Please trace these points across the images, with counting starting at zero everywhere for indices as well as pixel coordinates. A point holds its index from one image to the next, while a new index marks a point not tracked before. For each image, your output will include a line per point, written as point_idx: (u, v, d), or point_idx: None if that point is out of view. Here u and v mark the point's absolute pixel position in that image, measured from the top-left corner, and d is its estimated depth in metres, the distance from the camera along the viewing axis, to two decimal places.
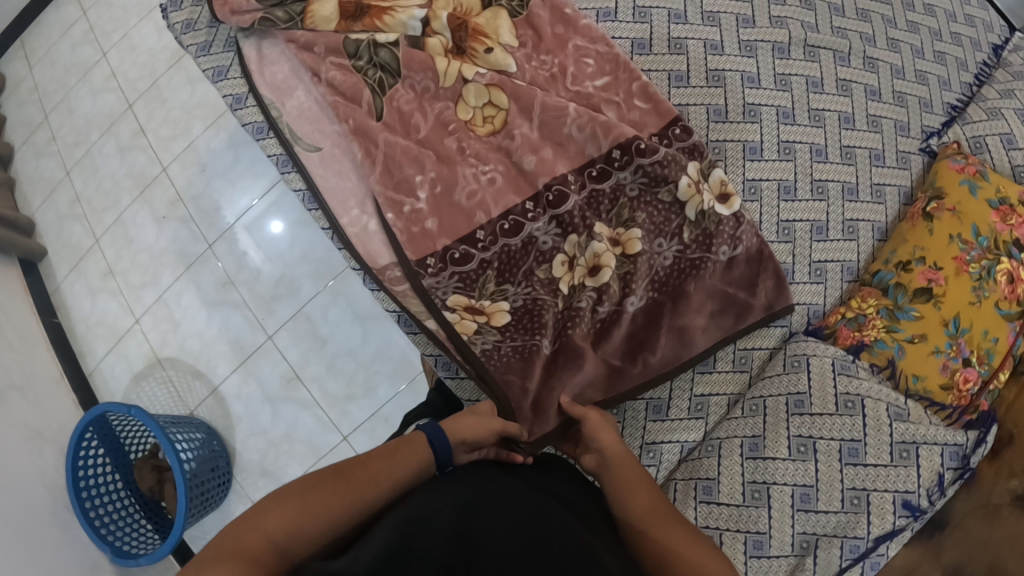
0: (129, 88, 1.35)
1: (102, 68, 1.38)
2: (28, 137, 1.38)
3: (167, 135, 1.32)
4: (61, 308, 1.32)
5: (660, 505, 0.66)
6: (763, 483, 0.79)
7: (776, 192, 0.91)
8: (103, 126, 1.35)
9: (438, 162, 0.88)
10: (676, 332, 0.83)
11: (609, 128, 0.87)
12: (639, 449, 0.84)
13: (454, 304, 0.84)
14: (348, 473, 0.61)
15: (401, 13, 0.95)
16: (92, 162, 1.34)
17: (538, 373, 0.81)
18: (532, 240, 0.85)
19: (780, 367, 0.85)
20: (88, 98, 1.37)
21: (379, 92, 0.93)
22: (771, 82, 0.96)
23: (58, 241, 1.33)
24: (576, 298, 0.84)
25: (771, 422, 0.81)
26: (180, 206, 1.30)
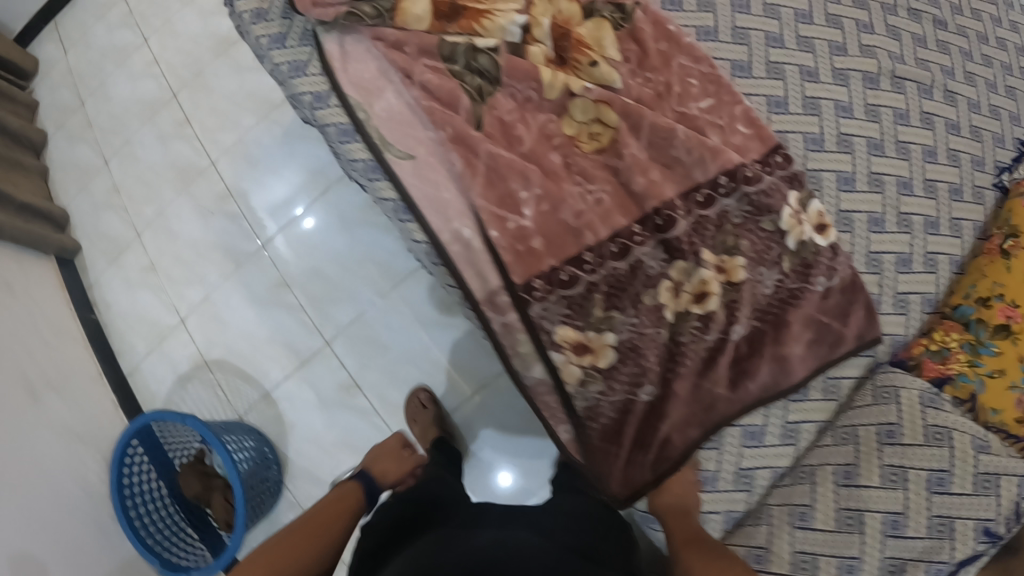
0: (172, 75, 1.28)
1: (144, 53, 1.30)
2: (60, 125, 1.32)
3: (212, 127, 1.25)
4: (101, 303, 1.27)
5: (701, 542, 0.80)
6: (856, 510, 0.81)
7: (867, 224, 0.91)
8: (144, 115, 1.28)
9: (543, 178, 0.86)
10: (776, 360, 0.85)
11: (716, 154, 0.87)
12: (734, 476, 0.86)
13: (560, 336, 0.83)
14: (303, 530, 0.86)
15: (500, 17, 0.92)
16: (131, 153, 1.27)
17: (636, 421, 0.84)
18: (640, 264, 0.85)
19: (870, 397, 0.87)
20: (125, 85, 1.30)
21: (478, 99, 0.89)
22: (863, 113, 0.95)
23: (95, 234, 1.28)
24: (682, 325, 0.84)
25: (863, 451, 0.83)
26: (227, 201, 1.23)
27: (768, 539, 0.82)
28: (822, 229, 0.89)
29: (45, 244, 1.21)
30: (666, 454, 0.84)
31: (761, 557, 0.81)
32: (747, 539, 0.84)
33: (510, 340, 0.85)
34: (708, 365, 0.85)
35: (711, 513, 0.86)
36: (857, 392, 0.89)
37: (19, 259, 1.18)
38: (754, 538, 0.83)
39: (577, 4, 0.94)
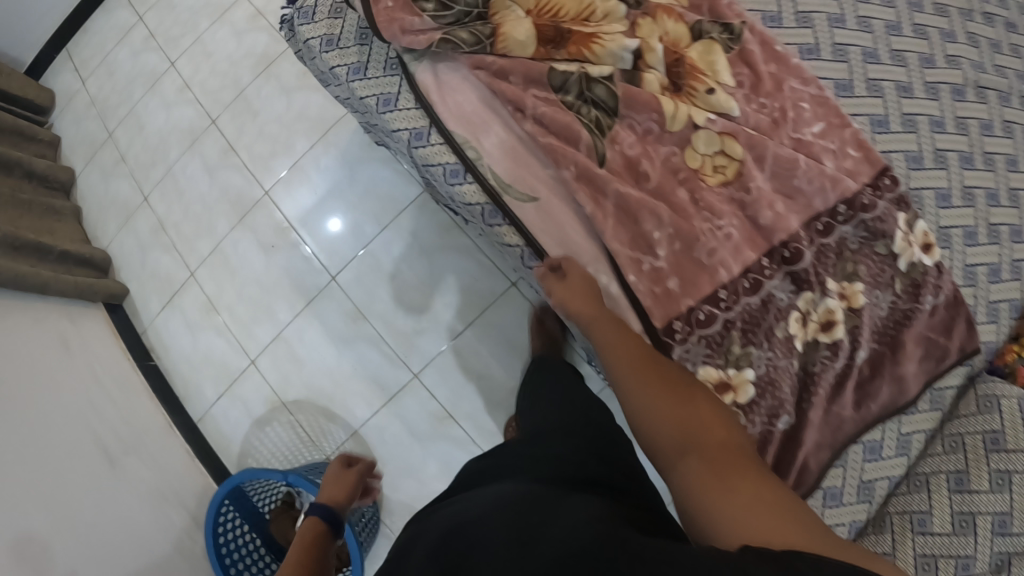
0: (206, 102, 1.37)
1: (172, 78, 1.41)
2: (90, 159, 1.45)
3: (264, 154, 1.31)
4: (159, 347, 1.34)
5: (641, 361, 0.72)
6: (969, 513, 0.85)
7: (963, 239, 0.96)
8: (182, 142, 1.37)
9: (674, 218, 0.85)
10: (894, 380, 0.89)
11: (837, 181, 0.87)
12: (857, 488, 0.90)
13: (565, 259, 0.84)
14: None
15: (611, 42, 0.88)
16: (175, 184, 1.37)
17: (773, 450, 0.85)
18: (771, 297, 0.86)
19: (975, 406, 0.91)
20: (160, 112, 1.40)
21: (599, 132, 0.86)
22: (953, 126, 0.98)
23: (142, 271, 1.38)
24: (811, 355, 0.87)
25: (972, 458, 0.88)
26: (286, 233, 1.29)
27: (891, 545, 0.87)
28: (927, 248, 0.91)
29: (91, 289, 1.29)
30: (802, 478, 0.86)
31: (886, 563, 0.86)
32: (873, 546, 0.88)
33: None
34: (836, 388, 0.87)
35: (836, 525, 0.90)
36: (960, 401, 0.93)
37: (66, 310, 1.26)
38: (880, 545, 0.88)
39: (685, 25, 0.91)
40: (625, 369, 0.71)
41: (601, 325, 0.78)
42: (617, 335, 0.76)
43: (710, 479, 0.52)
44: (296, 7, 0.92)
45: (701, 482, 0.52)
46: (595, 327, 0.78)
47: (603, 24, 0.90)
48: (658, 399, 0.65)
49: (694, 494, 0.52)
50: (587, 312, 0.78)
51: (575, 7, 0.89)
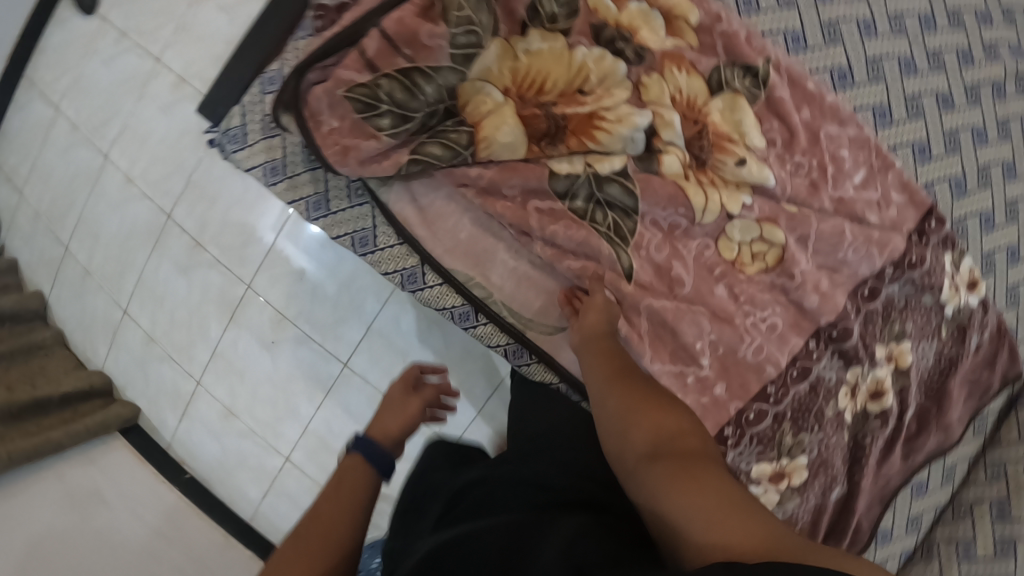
0: (160, 194, 1.20)
1: (112, 171, 1.22)
2: (55, 280, 1.28)
3: (236, 245, 1.17)
4: (189, 459, 1.23)
5: (617, 364, 0.69)
6: (1011, 539, 0.85)
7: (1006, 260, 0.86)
8: (144, 243, 1.22)
9: (713, 323, 0.77)
10: (941, 429, 0.86)
11: (885, 243, 0.77)
12: (907, 525, 0.90)
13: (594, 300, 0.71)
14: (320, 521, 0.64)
15: (619, 124, 0.73)
16: (154, 293, 1.23)
17: (828, 518, 0.85)
18: (820, 380, 0.81)
19: (1018, 433, 0.89)
20: (113, 214, 1.24)
21: (621, 239, 0.74)
22: (996, 133, 0.86)
23: (148, 387, 1.25)
24: (861, 424, 0.84)
25: (1015, 485, 0.87)
26: (283, 325, 1.17)
27: (940, 575, 0.88)
28: (972, 286, 0.84)
29: (104, 423, 1.17)
30: (856, 539, 0.87)
31: None
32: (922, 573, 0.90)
33: None
34: (888, 447, 0.85)
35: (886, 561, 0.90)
36: (1003, 426, 0.91)
37: (85, 456, 1.15)
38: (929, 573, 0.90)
39: (701, 77, 0.75)
40: (598, 372, 0.68)
41: (592, 334, 0.71)
42: (595, 332, 0.70)
43: (678, 484, 0.53)
44: (223, 130, 0.81)
45: (670, 486, 0.53)
46: (581, 342, 0.71)
47: (604, 94, 0.74)
48: (632, 403, 0.64)
49: (663, 502, 0.53)
50: (583, 329, 0.71)
51: (563, 82, 0.73)
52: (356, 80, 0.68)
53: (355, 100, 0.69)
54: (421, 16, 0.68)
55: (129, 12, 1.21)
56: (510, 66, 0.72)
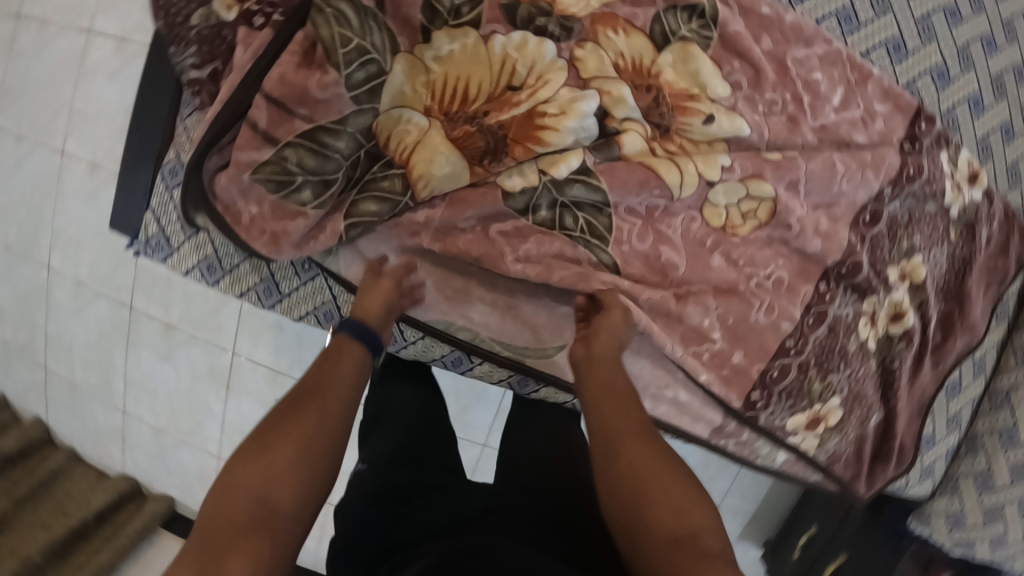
0: (120, 286, 1.05)
1: (62, 282, 1.06)
2: (48, 400, 1.17)
3: (204, 315, 1.06)
4: None
5: (625, 411, 0.56)
6: None
7: (1002, 141, 0.78)
8: (121, 344, 1.09)
9: (716, 297, 0.71)
10: (968, 332, 0.81)
11: (879, 162, 0.70)
12: (947, 424, 0.88)
13: (608, 303, 0.65)
14: (298, 402, 0.52)
15: (562, 116, 0.64)
16: (144, 385, 1.13)
17: (871, 445, 0.83)
18: (838, 319, 0.75)
19: None
20: (79, 318, 1.08)
21: (599, 238, 0.67)
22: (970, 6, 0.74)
23: (173, 474, 1.20)
24: (889, 350, 0.80)
25: None
26: (280, 379, 1.08)
27: (988, 466, 0.85)
28: (974, 180, 0.77)
29: (147, 524, 1.11)
30: (902, 458, 0.84)
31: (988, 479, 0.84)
32: (971, 467, 0.87)
33: (749, 449, 0.80)
34: (918, 361, 0.81)
35: (928, 462, 0.88)
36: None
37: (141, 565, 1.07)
38: (976, 465, 0.86)
39: (644, 32, 0.64)
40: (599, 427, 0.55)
41: (602, 369, 0.60)
42: (600, 379, 0.59)
43: None
44: (143, 241, 0.74)
45: None
46: (590, 368, 0.61)
47: (539, 82, 0.64)
48: (638, 471, 0.50)
49: None
50: (592, 350, 0.62)
51: (489, 82, 0.63)
52: (259, 158, 0.60)
53: (264, 182, 0.60)
54: (304, 62, 0.59)
55: (3, 112, 1.00)
56: (423, 81, 0.62)
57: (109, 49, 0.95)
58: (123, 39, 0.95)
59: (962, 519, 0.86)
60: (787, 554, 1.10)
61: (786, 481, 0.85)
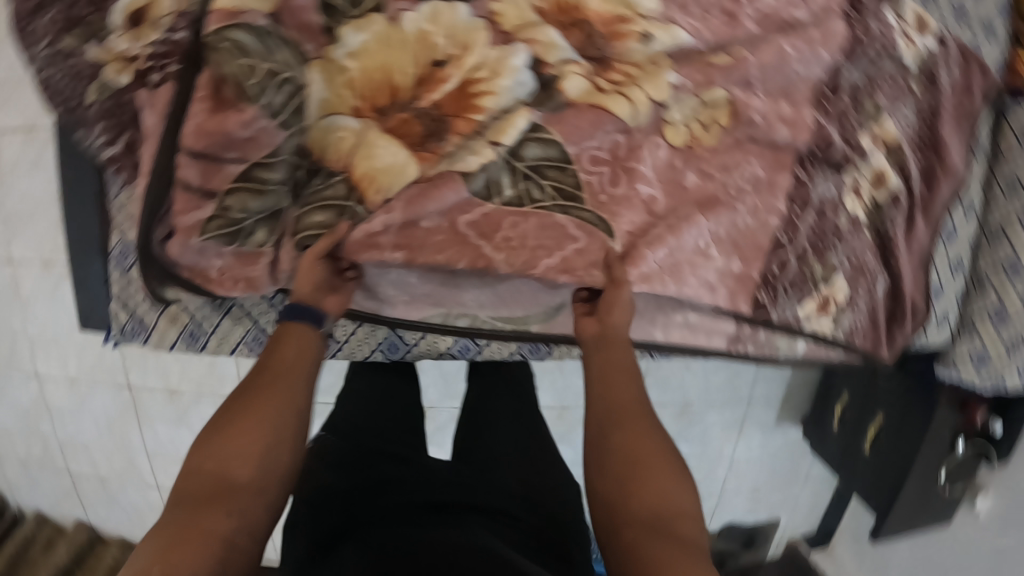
0: (107, 374, 0.99)
1: (56, 386, 1.00)
2: (84, 503, 1.12)
3: (202, 371, 0.98)
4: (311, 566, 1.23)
5: (631, 396, 0.58)
6: None
7: None
8: (136, 427, 1.03)
9: (706, 214, 0.69)
10: (955, 182, 0.80)
11: (828, 36, 0.68)
12: (949, 270, 0.88)
13: (618, 278, 0.64)
14: (253, 389, 0.52)
15: (495, 77, 0.61)
16: (171, 457, 1.06)
17: (884, 311, 0.83)
18: (822, 202, 0.74)
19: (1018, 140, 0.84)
20: (80, 417, 1.03)
21: (573, 196, 0.64)
22: None
23: None
24: (881, 216, 0.78)
25: None
26: None
27: (999, 300, 0.85)
28: (923, 29, 0.75)
29: None
30: (915, 315, 0.84)
31: (999, 314, 0.85)
32: (980, 306, 0.88)
33: (770, 347, 0.80)
34: (908, 220, 0.80)
35: (939, 313, 0.89)
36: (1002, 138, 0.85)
37: None
38: (987, 302, 0.87)
39: None
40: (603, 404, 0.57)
41: (611, 349, 0.61)
42: (610, 363, 0.60)
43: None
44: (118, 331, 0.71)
45: None
46: (600, 345, 0.61)
47: (462, 52, 0.60)
48: (633, 456, 0.53)
49: None
50: (607, 327, 0.62)
51: (412, 65, 0.60)
52: (203, 216, 0.57)
53: (216, 236, 0.58)
54: (217, 104, 0.57)
55: None
56: (343, 82, 0.59)
57: (18, 143, 0.90)
58: (28, 131, 0.90)
59: (987, 357, 0.87)
60: (826, 427, 1.15)
61: (808, 365, 0.86)
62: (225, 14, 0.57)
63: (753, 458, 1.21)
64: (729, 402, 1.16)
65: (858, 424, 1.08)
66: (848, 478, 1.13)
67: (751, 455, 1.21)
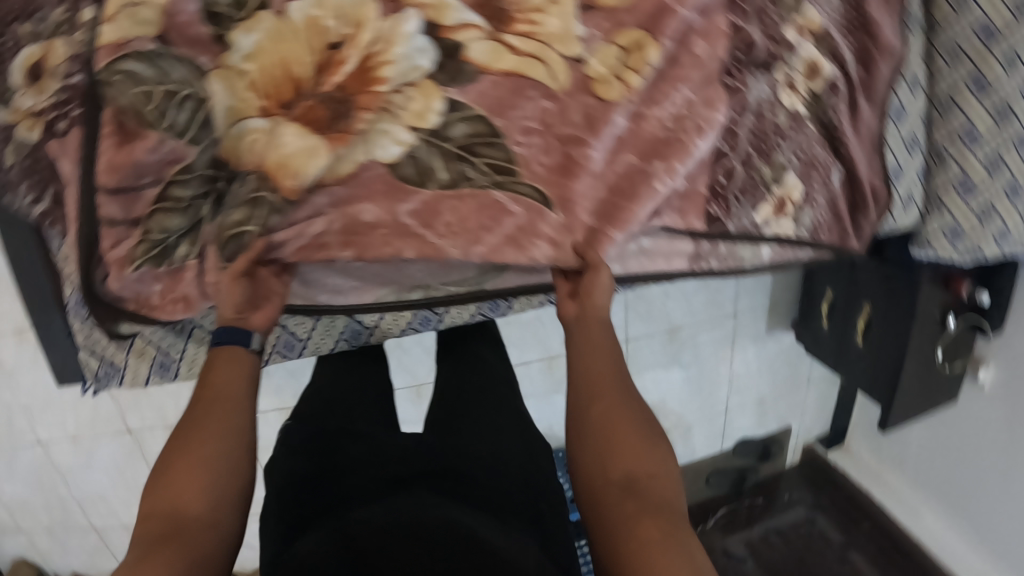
0: (107, 426, 1.01)
1: (60, 448, 1.02)
2: (118, 551, 1.16)
3: None
4: None
5: (611, 367, 0.57)
6: (1005, 102, 0.79)
7: None
8: (147, 469, 1.06)
9: (644, 156, 0.64)
10: (892, 59, 0.76)
11: None
12: (905, 149, 0.85)
13: (595, 262, 0.60)
14: (192, 419, 0.49)
15: (392, 49, 0.58)
16: None
17: (844, 200, 0.82)
18: (758, 104, 0.72)
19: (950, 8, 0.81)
20: (93, 472, 1.05)
21: (507, 171, 0.61)
22: None
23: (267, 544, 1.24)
24: (822, 104, 0.76)
25: (976, 55, 0.80)
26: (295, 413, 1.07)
27: (960, 170, 0.84)
28: None
29: None
30: (876, 199, 0.83)
31: (963, 184, 0.84)
32: (943, 179, 0.86)
33: (735, 258, 0.79)
34: (852, 106, 0.78)
35: (902, 195, 0.87)
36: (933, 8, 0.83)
37: None
38: (948, 175, 0.85)
39: None
40: (581, 377, 0.57)
41: (589, 325, 0.59)
42: (588, 339, 0.59)
43: (645, 546, 0.45)
44: (92, 379, 0.72)
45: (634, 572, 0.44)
46: (580, 322, 0.60)
47: (356, 30, 0.58)
48: (610, 425, 0.53)
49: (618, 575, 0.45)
50: (592, 308, 0.60)
51: (308, 54, 0.58)
52: (126, 245, 0.58)
53: (147, 261, 0.59)
54: (123, 137, 0.56)
55: None
56: (245, 86, 0.58)
57: None
58: None
59: (960, 230, 0.86)
60: (818, 327, 1.23)
61: (780, 269, 0.85)
62: (110, 47, 0.56)
63: (749, 368, 1.38)
64: (716, 318, 1.27)
65: (847, 317, 1.14)
66: (848, 371, 1.18)
67: (748, 367, 1.38)
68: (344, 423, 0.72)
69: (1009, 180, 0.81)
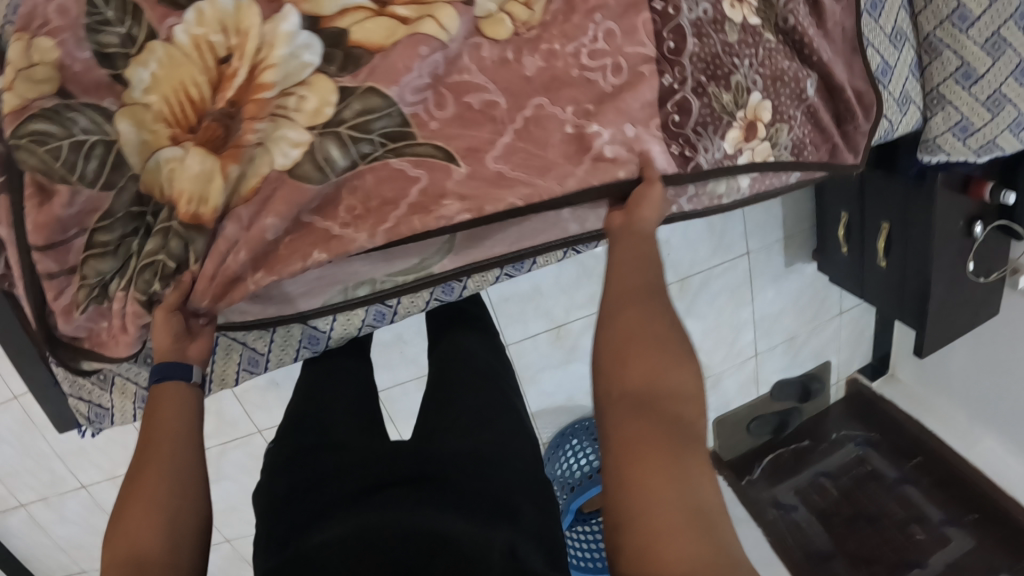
0: None
1: (101, 487, 1.09)
2: None
3: None
4: None
5: (643, 278, 0.52)
6: None
7: None
8: None
9: (551, 97, 0.62)
10: None
11: None
12: (892, 43, 0.77)
13: (652, 176, 0.62)
14: (140, 461, 0.50)
15: (279, 47, 0.56)
16: None
17: (826, 112, 0.75)
18: (698, 24, 0.65)
19: None
20: None
21: (404, 139, 0.59)
22: None
23: None
24: (773, 11, 0.69)
25: None
26: None
27: (958, 56, 0.76)
28: None
29: None
30: (863, 105, 0.75)
31: (967, 71, 0.76)
32: (943, 68, 0.78)
33: (705, 197, 0.73)
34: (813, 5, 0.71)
35: (896, 95, 0.78)
36: None
37: None
38: (948, 66, 0.77)
39: None
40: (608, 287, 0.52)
41: (625, 238, 0.57)
42: (625, 249, 0.55)
43: (643, 475, 0.40)
44: (88, 421, 0.76)
45: (629, 498, 0.40)
46: (626, 231, 0.58)
47: (241, 38, 0.56)
48: (632, 337, 0.48)
49: (615, 501, 0.41)
50: (636, 220, 0.58)
51: (202, 73, 0.56)
52: (69, 295, 0.60)
53: (91, 303, 0.60)
54: (43, 195, 0.56)
55: None
56: (153, 118, 0.56)
57: None
58: None
59: (970, 125, 0.78)
60: (835, 251, 1.16)
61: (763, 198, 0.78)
62: (14, 113, 0.54)
63: (771, 310, 1.31)
64: (728, 262, 1.20)
65: (866, 237, 1.07)
66: (874, 294, 1.12)
67: (771, 307, 1.30)
68: (333, 428, 0.72)
69: (1015, 59, 0.72)
